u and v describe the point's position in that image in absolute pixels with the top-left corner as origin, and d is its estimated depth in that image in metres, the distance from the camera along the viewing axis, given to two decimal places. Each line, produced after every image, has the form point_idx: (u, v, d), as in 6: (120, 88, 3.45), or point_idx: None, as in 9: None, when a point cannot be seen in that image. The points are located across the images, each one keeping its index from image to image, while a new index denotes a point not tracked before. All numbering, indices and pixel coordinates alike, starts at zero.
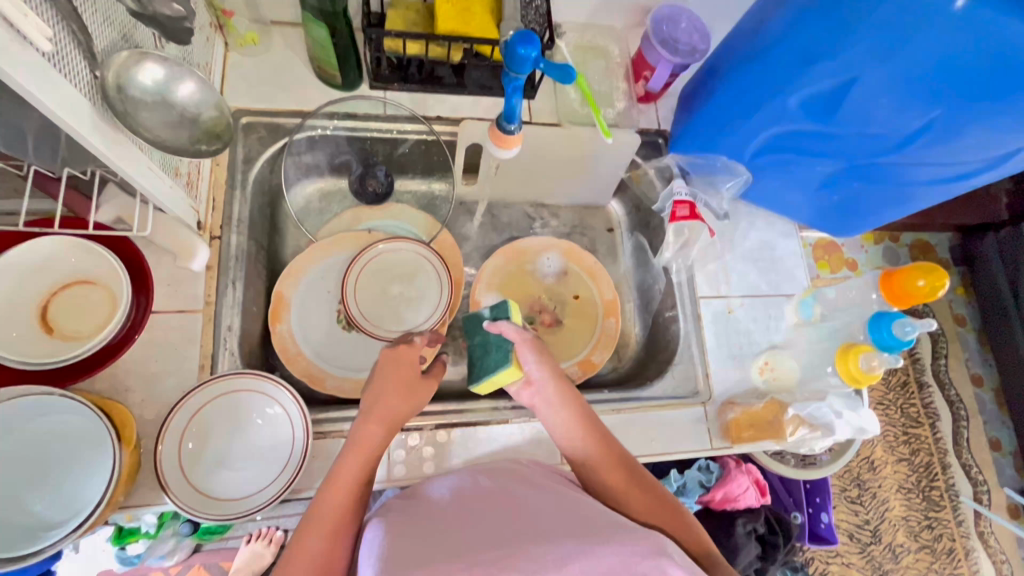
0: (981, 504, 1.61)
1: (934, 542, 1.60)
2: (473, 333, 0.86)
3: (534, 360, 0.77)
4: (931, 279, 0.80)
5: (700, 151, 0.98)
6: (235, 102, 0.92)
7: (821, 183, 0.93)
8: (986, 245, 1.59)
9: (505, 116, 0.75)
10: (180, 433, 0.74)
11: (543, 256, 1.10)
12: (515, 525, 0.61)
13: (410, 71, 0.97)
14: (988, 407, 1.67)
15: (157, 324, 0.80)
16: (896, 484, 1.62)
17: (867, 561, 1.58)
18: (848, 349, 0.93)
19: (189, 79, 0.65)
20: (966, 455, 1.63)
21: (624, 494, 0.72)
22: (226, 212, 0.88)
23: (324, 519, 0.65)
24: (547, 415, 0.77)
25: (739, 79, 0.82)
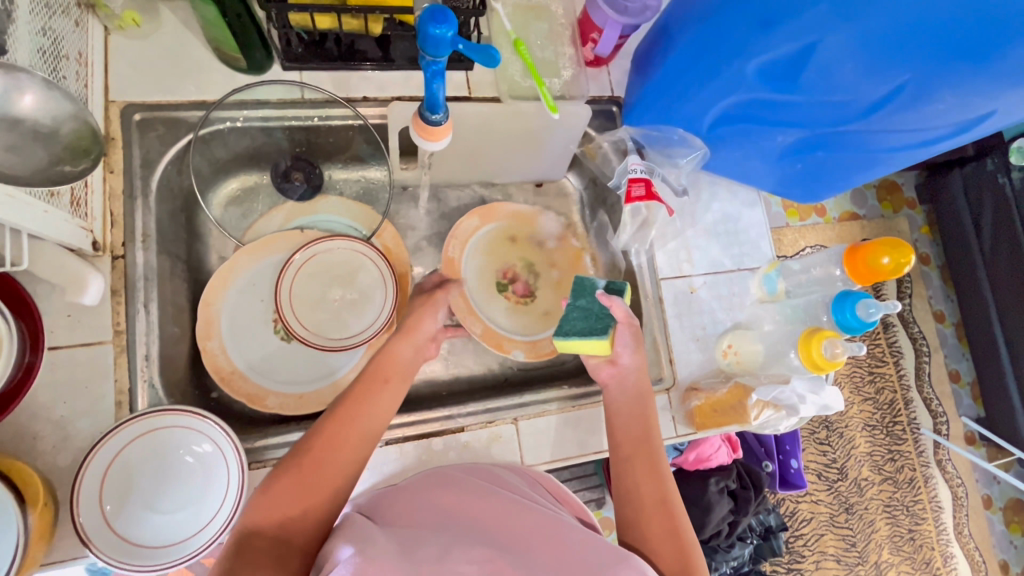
0: (939, 435, 1.67)
1: (896, 474, 1.65)
2: (576, 293, 0.84)
3: (631, 348, 0.81)
4: (896, 255, 0.76)
5: (656, 123, 0.90)
6: (123, 95, 0.80)
7: (786, 151, 0.86)
8: (953, 183, 1.56)
9: (427, 104, 0.65)
10: (99, 481, 0.68)
11: (514, 224, 1.04)
12: (488, 540, 0.59)
13: (327, 47, 0.86)
14: (950, 341, 1.70)
15: (61, 360, 0.72)
16: (861, 423, 1.65)
17: (833, 497, 1.62)
18: (810, 334, 0.82)
19: (33, 86, 0.54)
20: (927, 389, 1.67)
21: (645, 508, 0.70)
22: (128, 227, 0.78)
23: (354, 419, 0.68)
24: (614, 394, 0.82)
25: (695, 43, 0.74)
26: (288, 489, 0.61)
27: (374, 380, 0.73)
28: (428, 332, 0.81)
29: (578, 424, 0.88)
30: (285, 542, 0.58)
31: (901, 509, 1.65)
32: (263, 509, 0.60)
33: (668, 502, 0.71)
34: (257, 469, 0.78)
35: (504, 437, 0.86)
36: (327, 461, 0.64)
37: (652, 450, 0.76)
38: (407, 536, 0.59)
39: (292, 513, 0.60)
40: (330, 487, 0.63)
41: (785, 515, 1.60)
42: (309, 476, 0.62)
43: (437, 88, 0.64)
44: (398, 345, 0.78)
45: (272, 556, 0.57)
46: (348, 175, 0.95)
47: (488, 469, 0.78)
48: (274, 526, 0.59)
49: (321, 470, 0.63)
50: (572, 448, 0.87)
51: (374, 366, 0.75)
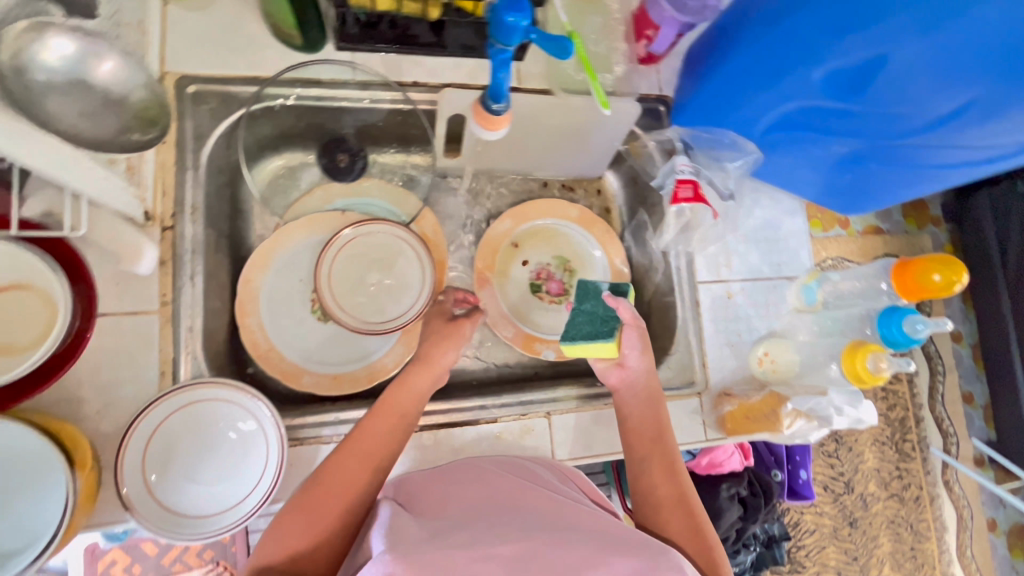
0: (948, 454, 1.63)
1: (902, 492, 1.64)
2: (580, 299, 0.78)
3: (639, 352, 0.77)
4: (948, 273, 0.76)
5: (706, 124, 0.89)
6: (178, 66, 0.80)
7: (837, 162, 0.86)
8: (980, 203, 1.51)
9: (492, 93, 0.65)
10: (143, 450, 0.68)
11: (549, 220, 1.03)
12: (524, 526, 0.58)
13: (382, 30, 0.84)
14: (965, 362, 1.65)
15: (108, 327, 0.72)
16: (870, 438, 1.64)
17: (838, 510, 1.62)
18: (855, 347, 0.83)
19: (110, 54, 0.54)
20: (939, 408, 1.63)
21: (664, 507, 0.71)
22: (177, 198, 0.78)
23: (363, 450, 0.67)
24: (626, 401, 0.79)
25: (757, 48, 0.73)
26: (297, 525, 0.63)
27: (393, 404, 0.71)
28: (447, 365, 0.76)
29: (609, 422, 0.88)
30: (299, 574, 0.60)
31: (905, 526, 1.64)
32: (275, 544, 0.62)
33: (687, 500, 0.72)
34: (293, 448, 0.79)
35: (536, 430, 0.87)
36: (338, 494, 0.64)
37: (668, 449, 0.76)
38: (440, 525, 0.59)
39: (304, 546, 0.62)
40: (340, 517, 0.63)
41: (789, 525, 1.61)
42: (313, 509, 0.63)
43: (501, 78, 0.63)
44: (415, 371, 0.73)
45: None
46: (392, 159, 0.94)
47: (520, 461, 0.78)
48: (286, 560, 0.61)
49: (331, 502, 0.64)
50: (601, 447, 0.87)
51: (393, 387, 0.72)
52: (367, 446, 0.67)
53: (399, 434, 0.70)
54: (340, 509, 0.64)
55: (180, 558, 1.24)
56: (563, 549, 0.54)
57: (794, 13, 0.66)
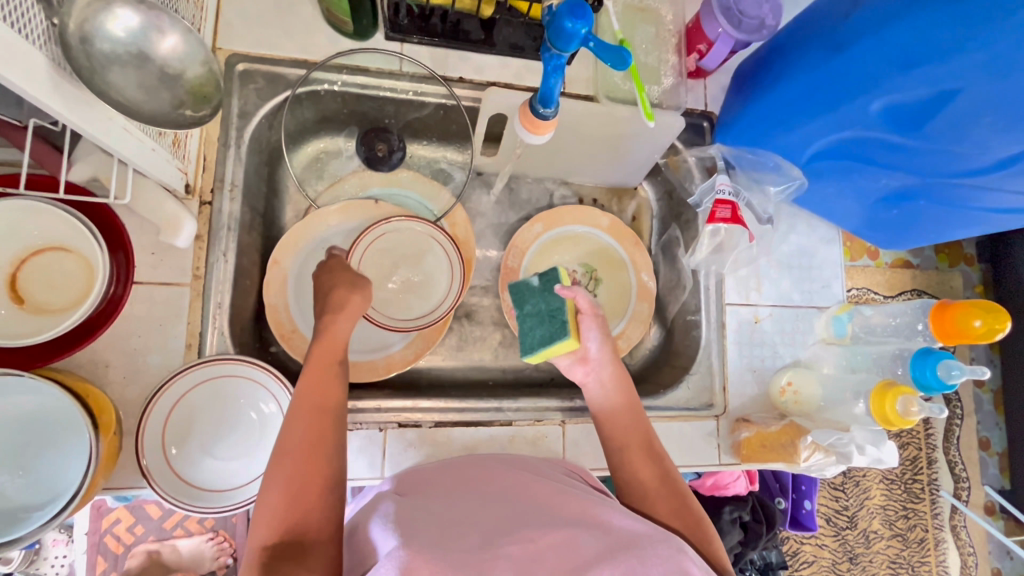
0: (959, 499, 1.58)
1: (907, 532, 1.59)
2: (521, 304, 0.82)
3: (598, 339, 0.79)
4: (990, 319, 0.73)
5: (750, 145, 0.87)
6: (230, 44, 0.81)
7: (880, 195, 0.84)
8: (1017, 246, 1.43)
9: (540, 94, 0.64)
10: (163, 420, 0.69)
11: (576, 227, 1.02)
12: (533, 520, 0.57)
13: (433, 23, 0.85)
14: (985, 408, 1.60)
15: (140, 295, 0.73)
16: (879, 475, 1.59)
17: (839, 545, 1.59)
18: (886, 387, 0.81)
19: (172, 29, 0.53)
20: (954, 452, 1.58)
21: (650, 490, 0.70)
22: (217, 174, 0.79)
23: (308, 399, 0.63)
24: (597, 392, 0.79)
25: (812, 74, 0.71)
26: (278, 494, 0.56)
27: (321, 367, 0.67)
28: (357, 307, 0.74)
29: None
30: (300, 543, 0.53)
31: (906, 568, 1.60)
32: (260, 523, 0.55)
33: (674, 479, 0.71)
34: None
35: (549, 437, 0.86)
36: (304, 457, 0.58)
37: (649, 433, 0.75)
38: (446, 514, 0.58)
39: (294, 512, 0.54)
40: (321, 483, 0.57)
41: (787, 553, 1.59)
42: (294, 473, 0.57)
43: (549, 78, 0.62)
44: (335, 323, 0.71)
45: (292, 553, 0.52)
46: (430, 153, 0.95)
47: (531, 459, 0.78)
48: (279, 533, 0.53)
49: (302, 465, 0.58)
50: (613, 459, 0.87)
51: (317, 348, 0.69)
52: (310, 405, 0.63)
53: (337, 392, 0.65)
54: (314, 472, 0.57)
55: (180, 523, 1.25)
56: (574, 549, 0.53)
57: (856, 41, 0.64)
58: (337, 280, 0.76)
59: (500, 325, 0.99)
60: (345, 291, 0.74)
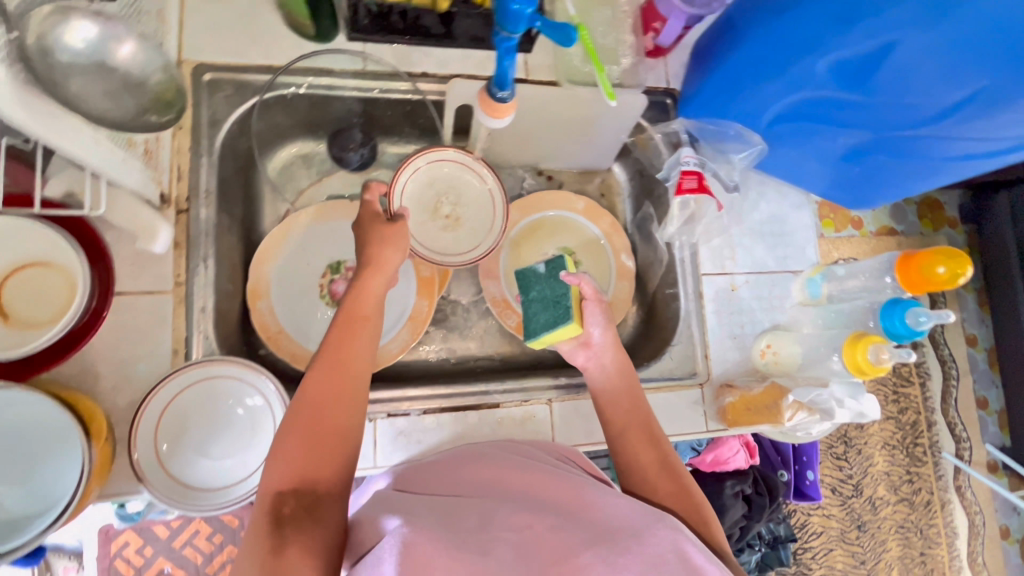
0: (961, 460, 1.58)
1: (912, 495, 1.58)
2: (526, 289, 0.84)
3: (600, 324, 0.81)
4: (952, 265, 0.75)
5: (712, 117, 0.89)
6: (197, 55, 0.83)
7: (841, 154, 0.86)
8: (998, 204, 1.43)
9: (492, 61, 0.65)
10: (155, 425, 0.71)
11: (552, 211, 1.04)
12: (529, 506, 0.59)
13: (392, 20, 0.86)
14: (981, 367, 1.60)
15: (124, 305, 0.75)
16: (881, 441, 1.57)
17: (846, 513, 1.56)
18: (857, 337, 0.82)
19: (128, 37, 0.55)
20: (953, 413, 1.58)
21: (650, 475, 0.70)
22: (192, 183, 0.80)
23: (337, 355, 0.64)
24: (599, 378, 0.81)
25: (761, 40, 0.73)
26: (295, 445, 0.58)
27: (352, 323, 0.68)
28: (396, 266, 0.74)
29: None
30: (313, 495, 0.56)
31: (914, 531, 1.58)
32: (276, 468, 0.57)
33: (674, 469, 0.71)
34: None
35: (538, 416, 0.88)
36: (317, 418, 0.60)
37: (652, 423, 0.76)
38: (441, 509, 0.59)
39: (307, 470, 0.57)
40: (336, 448, 0.59)
41: (795, 526, 1.54)
42: (313, 429, 0.59)
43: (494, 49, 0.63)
44: (367, 283, 0.70)
45: (304, 505, 0.55)
46: (403, 148, 0.97)
47: (523, 442, 0.79)
48: (292, 482, 0.56)
49: (320, 422, 0.60)
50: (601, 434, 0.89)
51: (347, 307, 0.69)
52: (334, 364, 0.64)
53: (364, 357, 0.66)
54: (334, 433, 0.60)
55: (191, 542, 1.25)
56: (562, 531, 0.54)
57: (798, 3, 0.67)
58: (370, 237, 0.75)
59: (484, 314, 1.01)
60: (387, 249, 0.74)
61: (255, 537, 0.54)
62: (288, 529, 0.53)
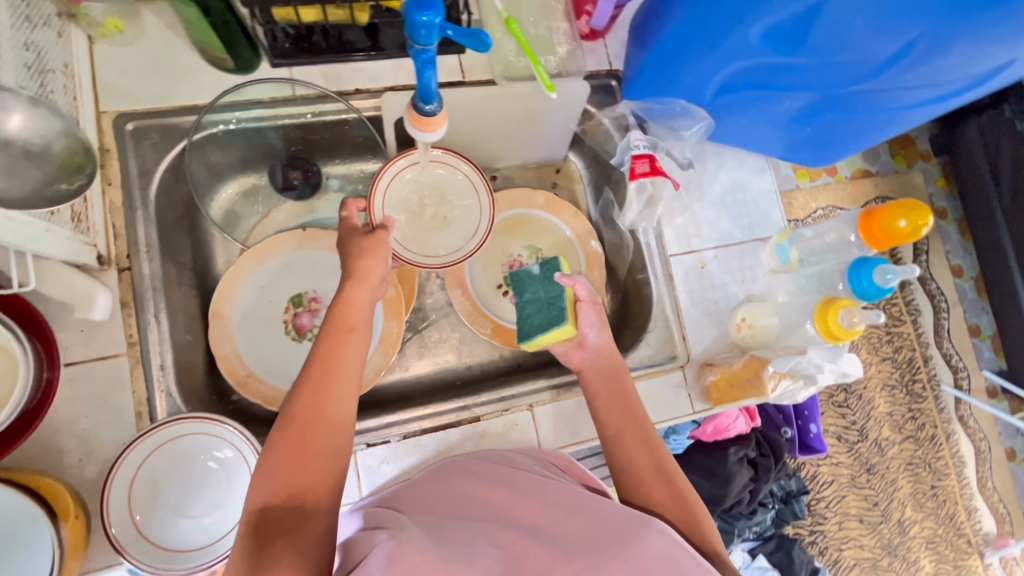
0: (960, 389, 1.49)
1: (916, 432, 1.48)
2: (520, 291, 0.83)
3: (596, 326, 0.80)
4: (912, 219, 0.79)
5: (655, 97, 0.87)
6: (115, 104, 0.79)
7: (792, 117, 0.84)
8: (969, 134, 1.37)
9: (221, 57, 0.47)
10: (127, 495, 0.69)
11: (512, 211, 1.02)
12: (516, 516, 0.57)
13: (315, 41, 0.83)
14: (968, 296, 1.50)
15: (79, 375, 0.73)
16: (879, 382, 1.47)
17: (854, 459, 1.45)
18: (826, 306, 0.86)
19: (18, 107, 0.54)
20: (947, 343, 1.49)
21: (644, 478, 0.69)
22: (130, 238, 0.78)
23: (325, 368, 0.63)
24: (594, 378, 0.80)
25: (692, 14, 0.71)
26: (283, 458, 0.57)
27: (335, 333, 0.66)
28: (381, 275, 0.72)
29: None
30: (300, 508, 0.55)
31: (923, 466, 1.48)
32: (264, 479, 0.56)
33: (668, 474, 0.69)
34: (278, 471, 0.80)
35: (521, 423, 0.87)
36: (304, 434, 0.58)
37: (645, 425, 0.74)
38: (429, 525, 0.58)
39: (293, 484, 0.56)
40: (326, 465, 0.58)
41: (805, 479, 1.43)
42: (302, 441, 0.58)
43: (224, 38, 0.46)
44: (350, 295, 0.69)
45: (293, 519, 0.54)
46: (346, 169, 0.93)
47: (507, 450, 0.77)
48: (280, 496, 0.55)
49: (307, 436, 0.58)
50: (587, 431, 0.88)
51: (332, 319, 0.68)
52: (319, 379, 0.62)
53: (353, 367, 0.65)
54: (321, 446, 0.58)
55: None
56: (548, 544, 0.52)
57: None
58: (350, 249, 0.72)
59: (456, 324, 0.99)
60: (368, 258, 0.71)
61: (239, 553, 0.52)
62: (274, 545, 0.51)
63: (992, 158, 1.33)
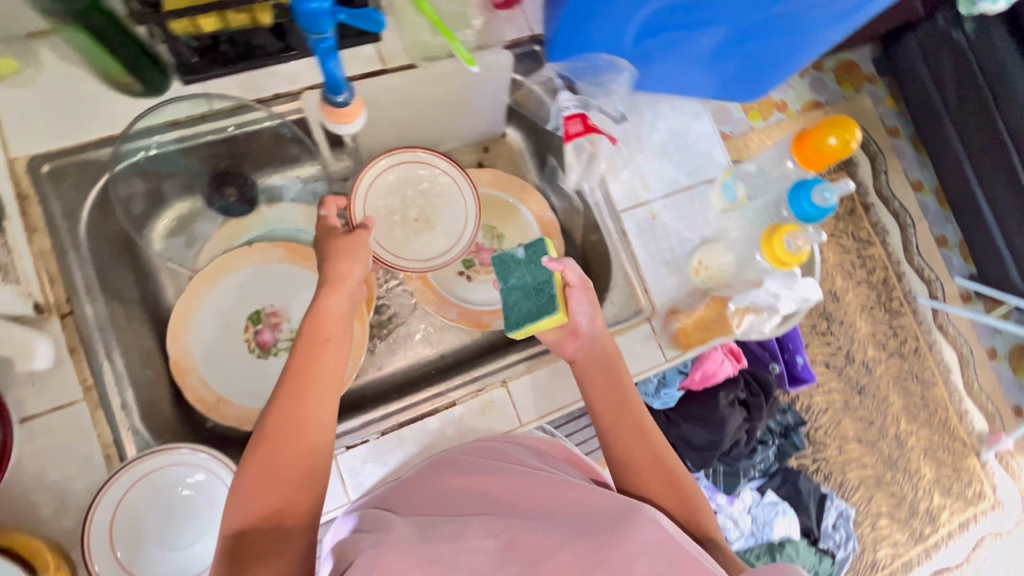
0: (936, 299, 1.51)
1: (900, 346, 1.52)
2: (506, 278, 0.81)
3: (588, 314, 0.79)
4: (842, 133, 0.77)
5: (578, 55, 0.86)
6: (24, 147, 0.76)
7: (713, 51, 0.83)
8: (908, 49, 1.34)
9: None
10: (108, 538, 0.68)
11: None
12: (507, 505, 0.60)
13: (223, 50, 0.79)
14: (931, 209, 1.51)
15: (37, 428, 0.71)
16: (858, 305, 1.50)
17: (845, 382, 1.49)
18: (771, 233, 0.85)
19: None
20: (916, 258, 1.52)
21: (642, 467, 0.71)
22: (65, 283, 0.76)
23: (304, 380, 0.63)
24: (587, 370, 0.80)
25: None
26: (262, 482, 0.57)
27: (316, 342, 0.65)
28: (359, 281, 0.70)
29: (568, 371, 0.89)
30: (279, 529, 0.56)
31: (911, 378, 1.52)
32: (238, 504, 0.56)
33: (664, 465, 0.71)
34: None
35: (498, 401, 0.87)
36: (279, 453, 0.58)
37: (637, 412, 0.75)
38: (416, 520, 0.59)
39: (274, 504, 0.57)
40: (302, 480, 0.59)
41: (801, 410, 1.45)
42: (283, 462, 0.58)
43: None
44: (327, 303, 0.67)
45: (271, 539, 0.55)
46: (280, 179, 0.91)
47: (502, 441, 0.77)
48: (258, 519, 0.55)
49: (285, 453, 0.59)
50: (565, 396, 0.88)
51: (308, 329, 0.66)
52: (297, 394, 0.62)
53: (334, 377, 0.65)
54: (298, 462, 0.59)
55: None
56: (540, 532, 0.55)
57: None
58: (328, 250, 0.71)
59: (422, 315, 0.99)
60: (347, 263, 0.70)
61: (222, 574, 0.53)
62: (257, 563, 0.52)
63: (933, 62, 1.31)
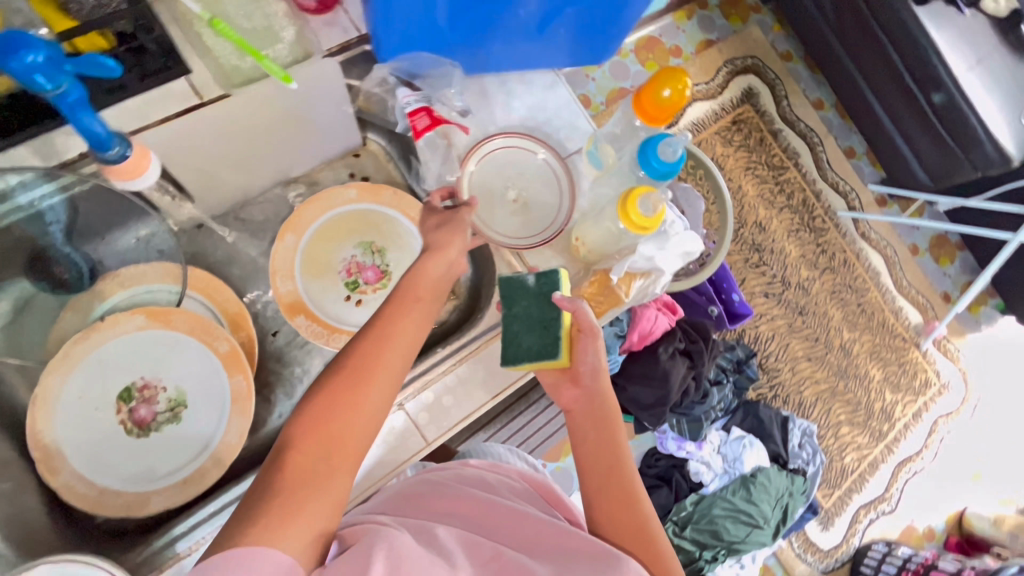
0: (923, 394, 1.58)
1: (888, 435, 1.54)
2: (507, 303, 0.62)
3: (598, 361, 0.61)
4: None
5: (576, 34, 0.68)
6: None
7: None
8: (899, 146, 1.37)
9: (89, 144, 0.48)
10: None
11: None
12: (516, 534, 0.52)
13: None
14: (930, 269, 1.61)
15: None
16: (853, 391, 1.53)
17: (833, 472, 1.47)
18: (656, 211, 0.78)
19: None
20: (908, 293, 1.58)
21: (625, 531, 0.56)
22: None
23: (422, 284, 0.56)
24: (611, 454, 0.60)
25: None
26: (328, 408, 0.49)
27: (441, 255, 0.58)
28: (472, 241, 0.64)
29: None
30: (325, 463, 0.47)
31: (899, 469, 1.53)
32: (307, 425, 0.48)
33: (638, 511, 0.57)
34: None
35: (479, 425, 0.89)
36: (356, 379, 0.50)
37: (628, 473, 0.59)
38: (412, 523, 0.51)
39: (327, 443, 0.48)
40: (361, 425, 0.49)
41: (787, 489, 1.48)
42: (347, 394, 0.49)
43: (99, 123, 0.48)
44: (424, 264, 0.57)
45: (307, 477, 0.46)
46: None
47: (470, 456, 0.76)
48: (315, 445, 0.47)
49: (353, 393, 0.49)
50: None
51: (413, 273, 0.57)
52: (425, 290, 0.56)
53: (410, 345, 0.54)
54: (355, 424, 0.49)
55: None
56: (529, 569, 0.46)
57: None
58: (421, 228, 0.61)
59: None
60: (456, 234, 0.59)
61: (258, 486, 0.46)
62: (275, 496, 0.44)
63: (965, 189, 1.41)
